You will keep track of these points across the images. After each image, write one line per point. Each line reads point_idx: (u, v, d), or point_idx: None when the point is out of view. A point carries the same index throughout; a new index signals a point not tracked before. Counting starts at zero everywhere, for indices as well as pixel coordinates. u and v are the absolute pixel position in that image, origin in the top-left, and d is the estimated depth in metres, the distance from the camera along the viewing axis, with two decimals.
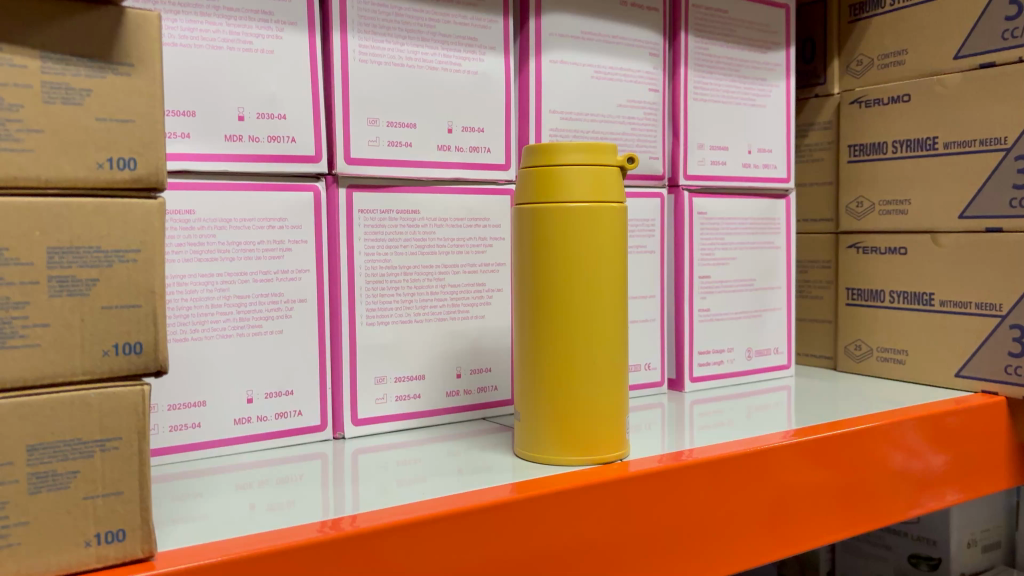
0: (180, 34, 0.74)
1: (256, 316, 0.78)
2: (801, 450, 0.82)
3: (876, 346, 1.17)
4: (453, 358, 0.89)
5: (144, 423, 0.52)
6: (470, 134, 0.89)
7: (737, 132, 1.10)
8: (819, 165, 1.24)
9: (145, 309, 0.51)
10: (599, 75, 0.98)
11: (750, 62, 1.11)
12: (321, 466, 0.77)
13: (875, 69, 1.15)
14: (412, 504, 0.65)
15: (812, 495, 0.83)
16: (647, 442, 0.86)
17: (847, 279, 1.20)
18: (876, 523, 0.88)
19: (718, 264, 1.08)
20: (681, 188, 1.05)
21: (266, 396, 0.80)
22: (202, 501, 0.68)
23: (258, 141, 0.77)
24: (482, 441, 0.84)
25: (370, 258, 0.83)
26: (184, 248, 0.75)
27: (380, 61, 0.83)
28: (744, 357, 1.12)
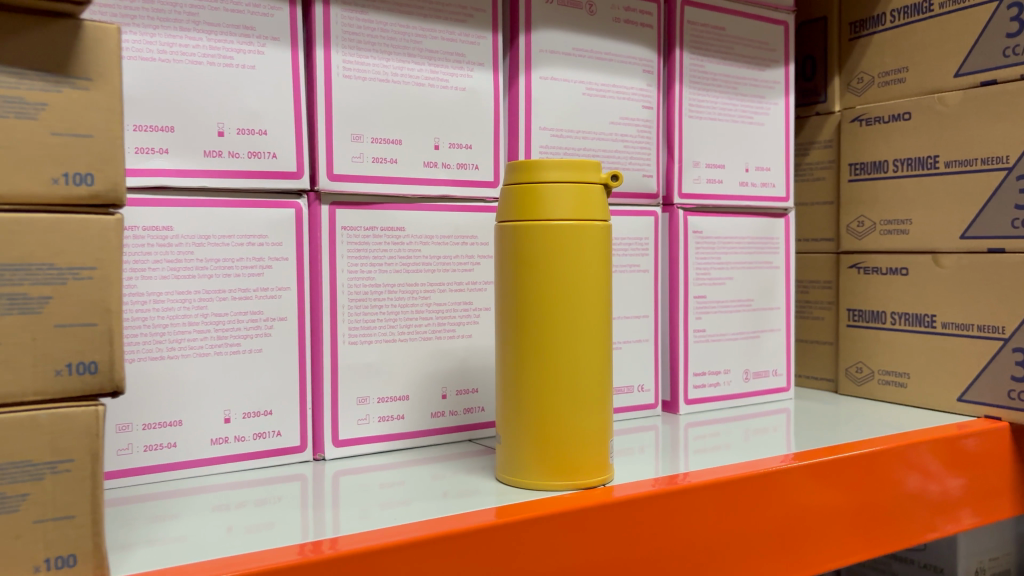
0: (159, 49, 0.73)
1: (234, 335, 0.77)
2: (799, 475, 0.80)
3: (877, 368, 1.14)
4: (438, 378, 0.87)
5: (99, 445, 0.50)
6: (457, 151, 0.88)
7: (734, 150, 1.08)
8: (820, 184, 1.22)
9: (101, 327, 0.50)
10: (591, 92, 0.97)
11: (748, 79, 1.09)
12: (300, 489, 0.75)
13: (875, 87, 1.14)
14: (386, 530, 0.64)
15: (813, 523, 0.80)
16: (637, 466, 0.84)
17: (847, 300, 1.18)
18: (880, 552, 0.84)
19: (713, 284, 1.06)
20: (675, 207, 1.03)
21: (245, 416, 0.78)
22: (175, 523, 0.67)
23: (238, 157, 0.76)
24: (466, 464, 0.82)
25: (353, 275, 0.82)
26: (161, 264, 0.74)
27: (366, 77, 0.82)
28: (741, 379, 1.09)
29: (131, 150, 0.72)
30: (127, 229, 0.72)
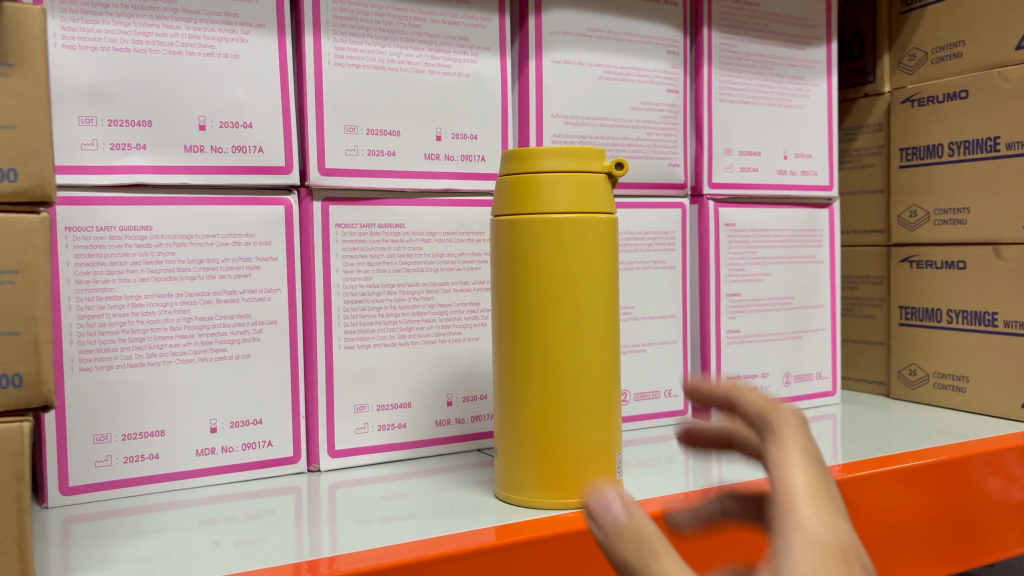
0: (134, 39, 0.69)
1: (220, 340, 0.73)
2: (843, 491, 0.71)
3: (933, 371, 1.05)
4: (443, 384, 0.82)
5: (24, 466, 0.46)
6: (461, 142, 0.82)
7: (770, 136, 1.00)
8: (869, 171, 1.13)
9: (26, 337, 0.46)
10: (609, 75, 0.90)
11: (785, 59, 1.01)
12: (294, 501, 0.70)
13: (928, 64, 1.04)
14: (369, 551, 0.58)
15: (864, 545, 0.71)
16: (657, 478, 0.77)
17: (899, 296, 1.09)
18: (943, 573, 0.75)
19: (749, 281, 0.98)
20: (705, 197, 0.96)
21: (232, 425, 0.74)
22: (158, 538, 0.62)
23: (221, 152, 0.72)
24: (472, 477, 0.76)
25: (349, 276, 0.77)
26: (140, 266, 0.70)
27: (359, 64, 0.77)
28: (781, 383, 1.01)
29: (106, 146, 0.68)
30: (104, 229, 0.68)
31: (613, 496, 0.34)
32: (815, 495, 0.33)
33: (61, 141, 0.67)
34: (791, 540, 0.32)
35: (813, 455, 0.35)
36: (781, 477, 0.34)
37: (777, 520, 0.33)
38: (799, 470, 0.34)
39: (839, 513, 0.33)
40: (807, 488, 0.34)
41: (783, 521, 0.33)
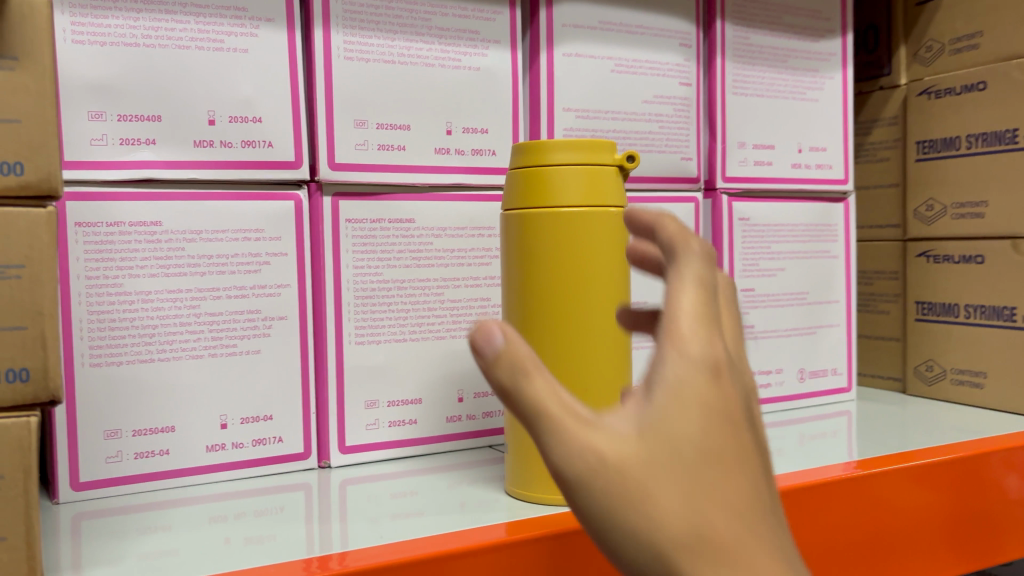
0: (142, 33, 0.69)
1: (229, 335, 0.73)
2: (862, 487, 0.70)
3: (950, 367, 1.03)
4: (454, 380, 0.81)
5: (31, 461, 0.46)
6: (471, 136, 0.82)
7: (784, 129, 0.99)
8: (884, 165, 1.12)
9: (32, 332, 0.46)
10: (621, 68, 0.89)
11: (799, 52, 1.00)
12: (304, 498, 0.70)
13: (946, 56, 1.03)
14: (379, 546, 0.57)
15: (881, 543, 0.70)
16: None
17: (915, 291, 1.08)
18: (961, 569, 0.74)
19: (763, 276, 0.97)
20: (718, 191, 0.95)
21: (242, 421, 0.73)
22: (168, 534, 0.62)
23: (231, 147, 0.72)
24: (483, 473, 0.76)
25: (359, 271, 0.77)
26: (149, 261, 0.70)
27: (369, 58, 0.77)
28: (796, 379, 1.00)
29: (116, 142, 0.68)
30: (114, 224, 0.68)
31: (496, 323, 0.32)
32: (702, 313, 0.32)
33: (70, 136, 0.67)
34: (665, 356, 0.31)
35: (706, 271, 0.33)
36: (672, 293, 0.32)
37: (657, 338, 0.32)
38: (688, 286, 0.32)
39: (721, 330, 0.32)
40: (693, 305, 0.32)
41: (662, 339, 0.32)
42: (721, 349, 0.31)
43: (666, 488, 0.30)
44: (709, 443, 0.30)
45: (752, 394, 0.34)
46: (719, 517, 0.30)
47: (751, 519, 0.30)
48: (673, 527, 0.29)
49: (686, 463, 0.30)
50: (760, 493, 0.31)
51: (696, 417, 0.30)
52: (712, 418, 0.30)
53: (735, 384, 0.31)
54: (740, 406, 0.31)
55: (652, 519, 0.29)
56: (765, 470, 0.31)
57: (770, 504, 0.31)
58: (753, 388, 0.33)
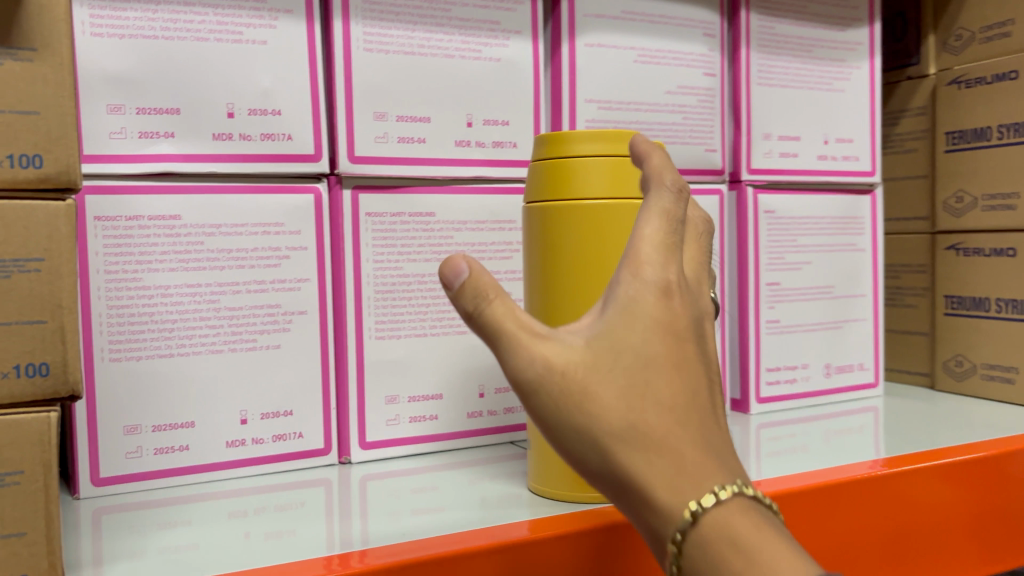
0: (161, 26, 0.68)
1: (249, 330, 0.72)
2: (891, 486, 0.69)
3: (980, 362, 1.01)
4: (475, 375, 0.80)
5: (51, 457, 0.46)
6: (492, 128, 0.81)
7: (810, 120, 0.97)
8: (912, 156, 1.10)
9: (52, 326, 0.45)
10: (644, 59, 0.88)
11: (826, 41, 0.98)
12: (324, 493, 0.69)
13: (976, 44, 1.01)
14: (401, 544, 0.57)
15: (910, 542, 0.69)
16: None
17: (944, 285, 1.06)
18: (990, 570, 0.73)
19: (789, 270, 0.96)
20: (743, 183, 0.93)
21: (263, 417, 0.73)
22: (188, 530, 0.61)
23: (250, 140, 0.71)
24: (505, 469, 0.75)
25: (379, 265, 0.76)
26: (168, 256, 0.69)
27: (389, 50, 0.76)
28: (822, 374, 0.98)
29: (135, 135, 0.68)
30: (132, 218, 0.68)
31: (463, 258, 0.39)
32: (659, 249, 0.41)
33: (89, 129, 0.66)
34: (622, 281, 0.40)
35: (674, 205, 0.42)
36: (637, 232, 0.41)
37: (618, 269, 0.41)
38: (648, 223, 0.41)
39: (675, 259, 0.41)
40: (649, 239, 0.41)
41: (621, 270, 0.41)
42: (666, 272, 0.40)
43: (605, 381, 0.38)
44: (645, 346, 0.39)
45: (696, 314, 0.42)
46: (648, 409, 0.38)
47: (674, 408, 0.38)
48: (609, 410, 0.38)
49: (625, 361, 0.38)
50: (685, 389, 0.39)
51: (637, 326, 0.39)
52: (649, 326, 0.39)
53: (676, 301, 0.40)
54: (676, 318, 0.40)
55: (590, 403, 0.38)
56: (695, 372, 0.40)
57: (693, 398, 0.39)
58: (696, 308, 0.42)
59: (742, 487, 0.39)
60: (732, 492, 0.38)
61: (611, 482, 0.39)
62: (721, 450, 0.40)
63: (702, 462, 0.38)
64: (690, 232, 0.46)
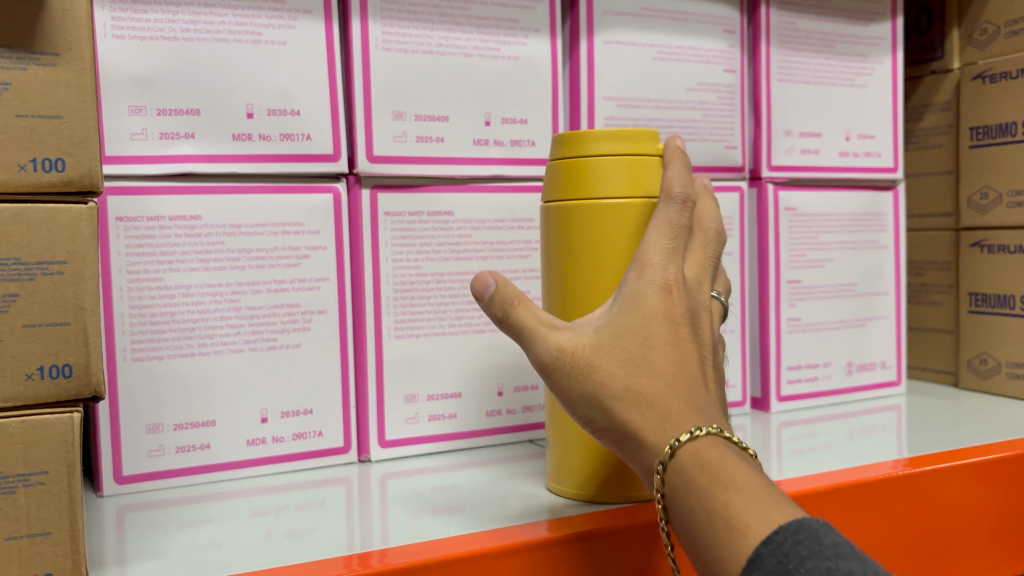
0: (182, 27, 0.69)
1: (269, 329, 0.73)
2: (918, 485, 0.68)
3: (1005, 360, 1.00)
4: (494, 374, 0.80)
5: (75, 456, 0.46)
6: (511, 127, 0.81)
7: (831, 117, 0.97)
8: (936, 152, 1.09)
9: (75, 327, 0.46)
10: (663, 56, 0.88)
11: (848, 36, 0.97)
12: (345, 492, 0.70)
13: (1001, 38, 0.99)
14: (421, 543, 0.57)
15: (936, 542, 0.68)
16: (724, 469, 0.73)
17: (969, 282, 1.04)
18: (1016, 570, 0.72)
19: (810, 267, 0.95)
20: (764, 180, 0.93)
21: (283, 415, 0.73)
22: (211, 528, 0.62)
23: (269, 140, 0.72)
24: (524, 468, 0.75)
25: (398, 264, 0.77)
26: (189, 256, 0.70)
27: (407, 49, 0.76)
28: (843, 373, 0.98)
29: (156, 136, 0.68)
30: (154, 218, 0.68)
31: (491, 274, 0.53)
32: (657, 251, 0.51)
33: (111, 130, 0.67)
34: (628, 279, 0.50)
35: (678, 214, 0.53)
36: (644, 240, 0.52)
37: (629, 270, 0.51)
38: (655, 230, 0.52)
39: (676, 258, 0.51)
40: (654, 243, 0.51)
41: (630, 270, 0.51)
42: (666, 267, 0.50)
43: (607, 356, 0.48)
44: (643, 327, 0.48)
45: (702, 303, 0.51)
46: (643, 375, 0.47)
47: (663, 374, 0.47)
48: (609, 377, 0.48)
49: (625, 341, 0.48)
50: (679, 360, 0.48)
51: (636, 312, 0.49)
52: (646, 309, 0.49)
53: (675, 290, 0.49)
54: (675, 304, 0.49)
55: (595, 374, 0.48)
56: (689, 348, 0.48)
57: (685, 366, 0.48)
58: (701, 300, 0.51)
59: (722, 431, 0.46)
60: (709, 434, 0.46)
61: (616, 435, 0.48)
62: (711, 410, 0.47)
63: (687, 414, 0.47)
64: (708, 237, 0.54)
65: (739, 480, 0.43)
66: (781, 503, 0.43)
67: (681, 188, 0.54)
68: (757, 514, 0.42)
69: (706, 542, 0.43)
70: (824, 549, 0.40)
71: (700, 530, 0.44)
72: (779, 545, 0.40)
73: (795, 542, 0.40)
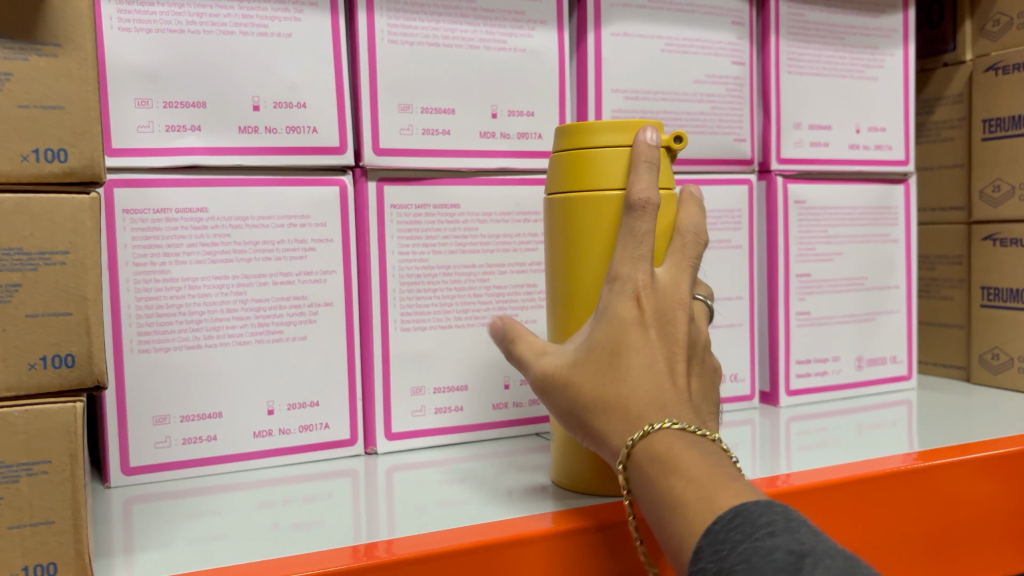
0: (188, 20, 0.69)
1: (275, 322, 0.73)
2: (927, 480, 0.68)
3: (1017, 355, 0.99)
4: (500, 367, 0.80)
5: (78, 446, 0.46)
6: (517, 119, 0.81)
7: (842, 109, 0.96)
8: (948, 145, 1.08)
9: (77, 317, 0.46)
10: (671, 48, 0.87)
11: (858, 28, 0.97)
12: (351, 484, 0.70)
13: (1014, 29, 0.98)
14: (425, 534, 0.57)
15: (946, 537, 0.68)
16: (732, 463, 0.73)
17: (981, 276, 1.03)
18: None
19: (819, 261, 0.95)
20: (773, 173, 0.92)
21: (290, 407, 0.74)
22: (217, 519, 0.62)
23: (275, 132, 0.72)
24: (530, 461, 0.75)
25: (404, 257, 0.76)
26: (196, 248, 0.70)
27: (413, 41, 0.76)
28: (853, 367, 0.97)
29: (162, 129, 0.68)
30: (160, 211, 0.69)
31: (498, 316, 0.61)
32: (625, 263, 0.54)
33: (117, 123, 0.67)
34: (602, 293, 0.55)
35: (645, 222, 0.55)
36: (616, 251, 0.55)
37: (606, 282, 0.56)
38: (625, 241, 0.55)
39: (644, 266, 0.54)
40: (623, 253, 0.55)
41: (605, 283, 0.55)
42: (634, 274, 0.54)
43: (581, 370, 0.54)
44: (610, 338, 0.53)
45: (675, 302, 0.54)
46: (610, 384, 0.52)
47: (627, 378, 0.52)
48: (582, 389, 0.53)
49: (595, 353, 0.53)
50: (645, 364, 0.52)
51: (605, 324, 0.53)
52: (613, 318, 0.53)
53: (643, 296, 0.53)
54: (643, 309, 0.53)
55: (572, 387, 0.54)
56: (656, 350, 0.53)
57: (649, 368, 0.52)
58: (674, 302, 0.54)
59: (678, 424, 0.50)
60: (665, 428, 0.50)
61: (593, 437, 0.54)
62: (676, 407, 0.52)
63: (647, 413, 0.51)
64: (687, 240, 0.58)
65: (684, 467, 0.48)
66: (722, 483, 0.47)
67: (646, 191, 0.56)
68: (696, 499, 0.47)
69: (661, 527, 0.48)
70: (754, 530, 0.43)
71: (656, 517, 0.49)
72: (716, 532, 0.44)
73: (729, 528, 0.44)
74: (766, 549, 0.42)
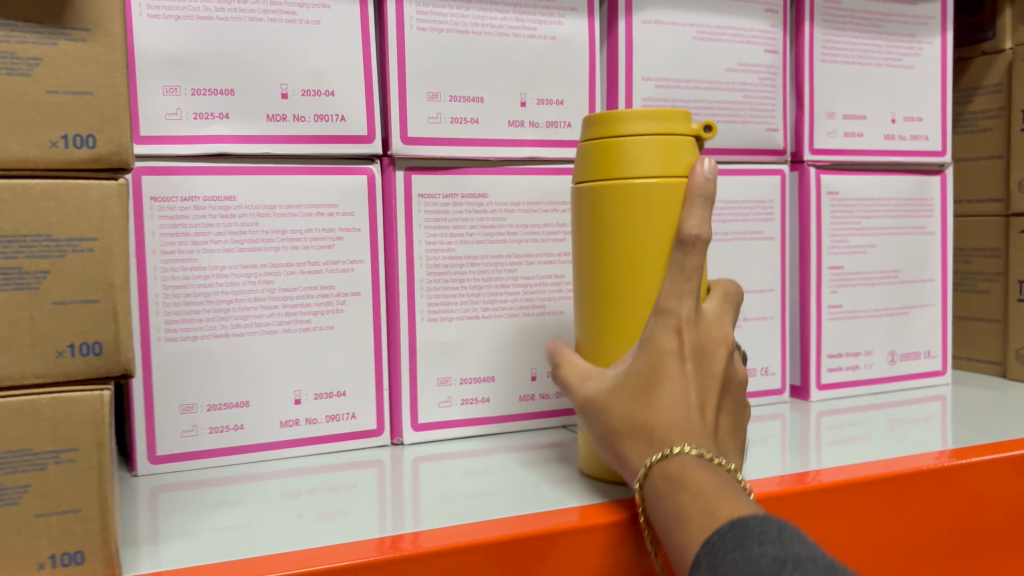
0: (216, 6, 0.68)
1: (303, 311, 0.72)
2: (958, 479, 0.66)
3: None
4: (527, 358, 0.80)
5: (105, 434, 0.46)
6: (547, 108, 0.80)
7: (877, 98, 0.94)
8: (986, 135, 1.06)
9: (104, 305, 0.45)
10: (703, 35, 0.86)
11: (895, 15, 0.95)
12: (377, 474, 0.69)
13: None
14: (451, 527, 0.56)
15: (974, 538, 0.66)
16: (762, 457, 0.72)
17: (1018, 270, 1.01)
18: None
19: (853, 253, 0.93)
20: (806, 163, 0.91)
21: (317, 397, 0.73)
22: (243, 509, 0.62)
23: (303, 121, 0.71)
24: (557, 454, 0.74)
25: (432, 247, 0.76)
26: (224, 237, 0.69)
27: (442, 29, 0.75)
28: (886, 361, 0.95)
29: (190, 116, 0.68)
30: (188, 199, 0.68)
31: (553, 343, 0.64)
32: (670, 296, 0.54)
33: (146, 111, 0.67)
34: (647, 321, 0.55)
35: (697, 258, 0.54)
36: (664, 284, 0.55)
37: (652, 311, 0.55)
38: (673, 274, 0.55)
39: (690, 302, 0.54)
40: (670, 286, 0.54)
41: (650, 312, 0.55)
42: (679, 308, 0.53)
43: (614, 393, 0.54)
44: (645, 366, 0.53)
45: (713, 342, 0.55)
46: (639, 410, 0.53)
47: (656, 405, 0.52)
48: (611, 411, 0.54)
49: (630, 378, 0.54)
50: (676, 395, 0.52)
51: (643, 353, 0.53)
52: (652, 347, 0.53)
53: (686, 331, 0.53)
54: (683, 342, 0.53)
55: (604, 409, 0.55)
56: (691, 383, 0.52)
57: (681, 399, 0.52)
58: (712, 341, 0.54)
59: (697, 451, 0.50)
60: (683, 454, 0.50)
61: (618, 459, 0.54)
62: (700, 440, 0.51)
63: (671, 441, 0.51)
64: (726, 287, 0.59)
65: (689, 481, 0.48)
66: (725, 497, 0.47)
67: (698, 227, 0.55)
68: (698, 513, 0.47)
69: (669, 538, 0.49)
70: (745, 538, 0.44)
71: (666, 528, 0.49)
72: (712, 543, 0.45)
73: (722, 538, 0.44)
74: (753, 557, 0.42)
